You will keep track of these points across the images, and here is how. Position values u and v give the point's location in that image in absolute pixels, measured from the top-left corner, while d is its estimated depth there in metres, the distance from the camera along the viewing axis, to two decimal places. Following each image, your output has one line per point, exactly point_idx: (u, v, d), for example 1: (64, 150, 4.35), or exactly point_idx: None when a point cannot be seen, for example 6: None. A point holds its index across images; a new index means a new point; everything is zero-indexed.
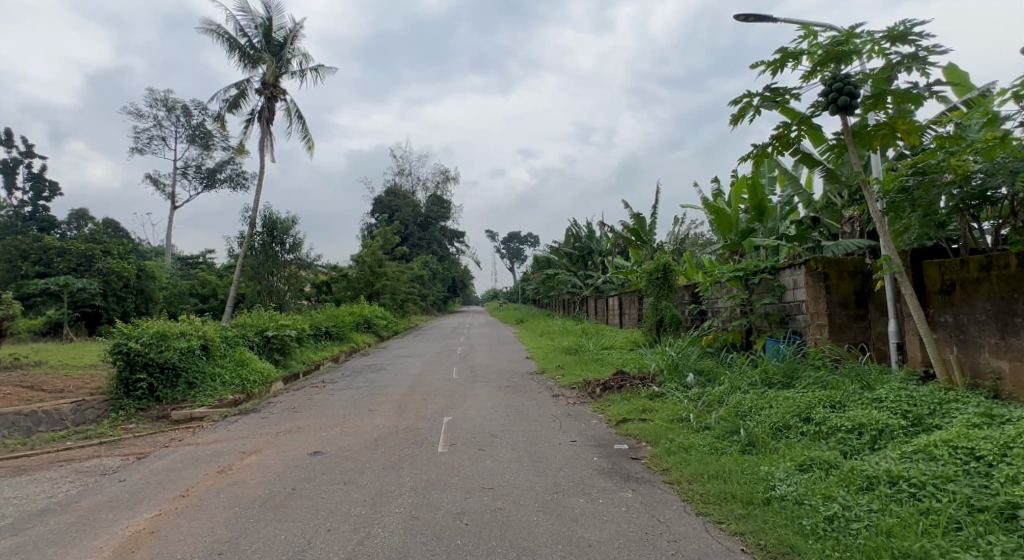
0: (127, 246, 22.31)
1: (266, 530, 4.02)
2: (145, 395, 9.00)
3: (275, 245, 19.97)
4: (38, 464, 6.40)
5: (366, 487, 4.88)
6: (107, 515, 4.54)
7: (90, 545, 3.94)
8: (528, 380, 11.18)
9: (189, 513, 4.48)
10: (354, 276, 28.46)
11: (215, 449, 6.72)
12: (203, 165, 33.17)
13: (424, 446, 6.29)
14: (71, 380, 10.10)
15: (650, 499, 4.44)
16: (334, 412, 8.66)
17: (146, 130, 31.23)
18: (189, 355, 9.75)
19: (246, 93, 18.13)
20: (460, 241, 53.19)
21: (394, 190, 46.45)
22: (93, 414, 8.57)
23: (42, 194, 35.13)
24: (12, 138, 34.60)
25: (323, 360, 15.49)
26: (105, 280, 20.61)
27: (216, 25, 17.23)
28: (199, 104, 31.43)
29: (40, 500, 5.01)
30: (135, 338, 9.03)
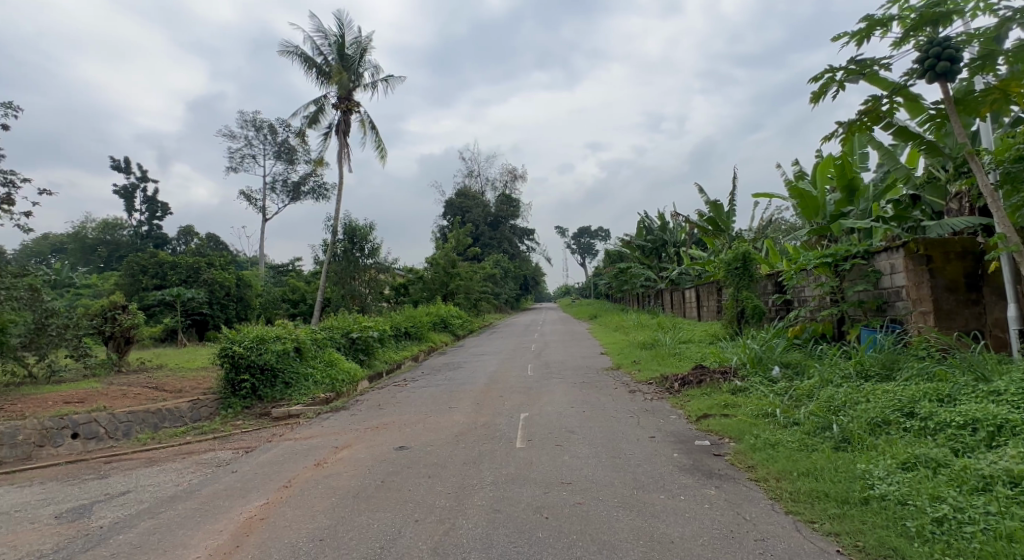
0: (227, 258, 24.20)
1: (360, 519, 4.29)
2: (249, 394, 9.78)
3: (355, 251, 21.07)
4: (165, 455, 7.16)
5: (450, 481, 5.09)
6: (223, 502, 5.02)
7: (213, 528, 4.38)
8: (603, 376, 11.11)
9: (293, 502, 4.86)
10: (429, 278, 29.40)
11: (311, 444, 7.23)
12: (289, 179, 35.38)
13: (503, 442, 6.43)
14: (187, 381, 11.19)
15: (735, 496, 4.32)
16: (417, 409, 9.01)
17: (239, 149, 33.80)
18: (285, 357, 10.48)
19: (324, 108, 19.20)
20: (530, 239, 53.56)
21: (465, 193, 47.44)
22: (207, 412, 9.47)
23: (155, 214, 38.92)
24: (130, 166, 38.62)
25: (404, 359, 16.17)
26: (210, 290, 22.48)
27: (294, 46, 18.37)
28: (284, 122, 33.59)
29: (169, 488, 5.62)
30: (238, 342, 9.81)
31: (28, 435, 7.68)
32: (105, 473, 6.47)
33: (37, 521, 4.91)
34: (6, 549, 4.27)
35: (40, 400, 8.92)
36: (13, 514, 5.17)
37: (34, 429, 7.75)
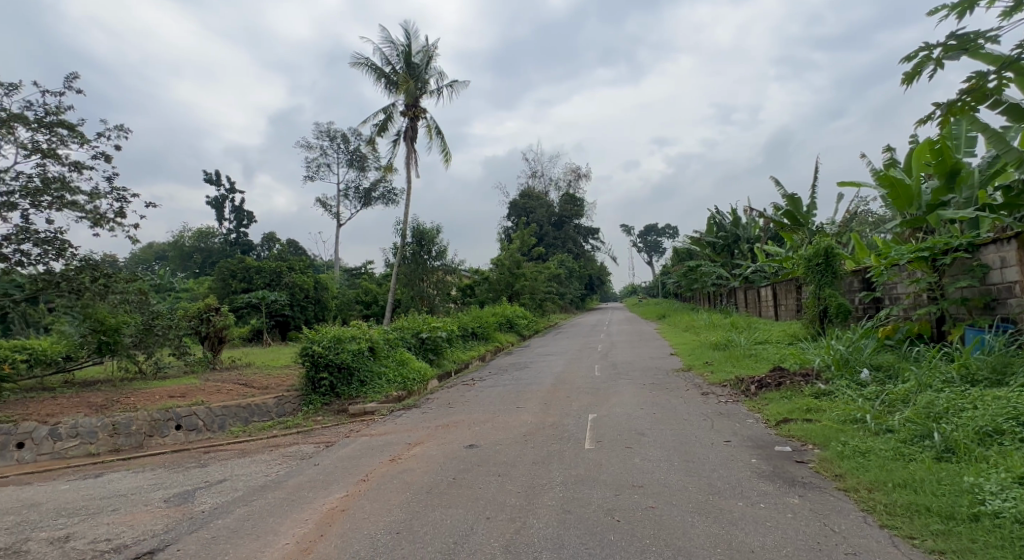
0: (306, 262, 25.55)
1: (434, 514, 4.40)
2: (328, 391, 10.27)
3: (423, 253, 21.65)
4: (254, 448, 7.66)
5: (519, 480, 5.12)
6: (308, 493, 5.31)
7: (299, 517, 4.64)
8: (674, 377, 10.80)
9: (370, 495, 5.07)
10: (494, 279, 29.74)
11: (386, 440, 7.49)
12: (361, 185, 36.87)
13: (572, 442, 6.40)
14: (273, 378, 11.92)
15: (821, 506, 4.07)
16: (486, 408, 9.13)
17: (315, 159, 35.58)
18: (360, 356, 10.91)
19: (393, 116, 19.86)
20: (595, 238, 52.97)
21: (529, 193, 47.53)
22: (290, 407, 10.05)
23: (242, 222, 41.68)
24: (219, 178, 41.60)
25: (471, 359, 16.45)
26: (291, 292, 23.83)
27: (365, 57, 19.14)
28: (355, 131, 35.05)
29: (260, 478, 6.02)
30: (318, 342, 10.34)
31: (138, 426, 8.47)
32: (204, 462, 7.02)
33: (148, 503, 5.40)
34: (123, 528, 4.71)
35: (148, 394, 9.80)
36: (129, 496, 5.71)
37: (143, 420, 8.53)
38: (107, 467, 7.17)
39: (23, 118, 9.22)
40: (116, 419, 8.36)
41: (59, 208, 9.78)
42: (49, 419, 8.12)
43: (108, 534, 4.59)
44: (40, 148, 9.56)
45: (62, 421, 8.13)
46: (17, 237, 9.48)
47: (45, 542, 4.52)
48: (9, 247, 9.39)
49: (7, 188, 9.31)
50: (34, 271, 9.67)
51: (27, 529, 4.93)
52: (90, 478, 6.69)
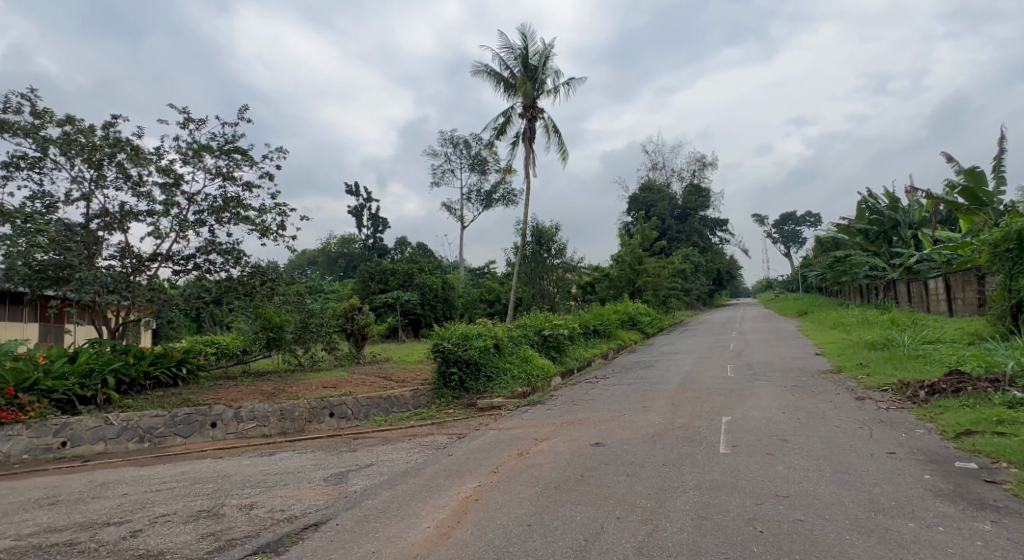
0: (434, 263, 27.02)
1: (564, 510, 4.41)
2: (458, 386, 10.75)
3: (543, 252, 21.88)
4: (395, 436, 8.26)
5: (649, 481, 4.95)
6: (443, 481, 5.60)
7: (437, 503, 4.91)
8: (821, 379, 9.81)
9: (501, 487, 5.21)
10: (615, 275, 29.23)
11: (514, 434, 7.68)
12: (482, 188, 38.18)
13: (705, 445, 6.07)
14: (408, 372, 12.77)
15: (1022, 536, 3.44)
16: (611, 406, 8.99)
17: (440, 165, 37.50)
18: (486, 353, 11.25)
19: (511, 119, 20.30)
20: (723, 230, 49.89)
21: (650, 186, 45.96)
22: (425, 400, 10.70)
23: (378, 227, 45.17)
24: (358, 189, 45.49)
25: (594, 357, 16.32)
26: (422, 293, 25.36)
27: (484, 65, 19.76)
28: (477, 136, 36.34)
29: (402, 464, 6.48)
30: (447, 339, 10.86)
31: (300, 411, 9.51)
32: (354, 447, 7.71)
33: (311, 481, 6.05)
34: (293, 501, 5.32)
35: (306, 384, 10.98)
36: (295, 473, 6.44)
37: (303, 407, 9.55)
38: (277, 447, 8.16)
39: (209, 147, 10.82)
40: (282, 405, 9.48)
41: (236, 222, 11.30)
42: (233, 403, 9.44)
43: (281, 506, 5.21)
44: (221, 172, 11.12)
45: (242, 405, 9.40)
46: (206, 248, 11.11)
47: (235, 508, 5.25)
48: (200, 257, 11.05)
49: (199, 207, 10.97)
50: (219, 277, 11.27)
51: (221, 495, 5.77)
52: (264, 456, 7.67)
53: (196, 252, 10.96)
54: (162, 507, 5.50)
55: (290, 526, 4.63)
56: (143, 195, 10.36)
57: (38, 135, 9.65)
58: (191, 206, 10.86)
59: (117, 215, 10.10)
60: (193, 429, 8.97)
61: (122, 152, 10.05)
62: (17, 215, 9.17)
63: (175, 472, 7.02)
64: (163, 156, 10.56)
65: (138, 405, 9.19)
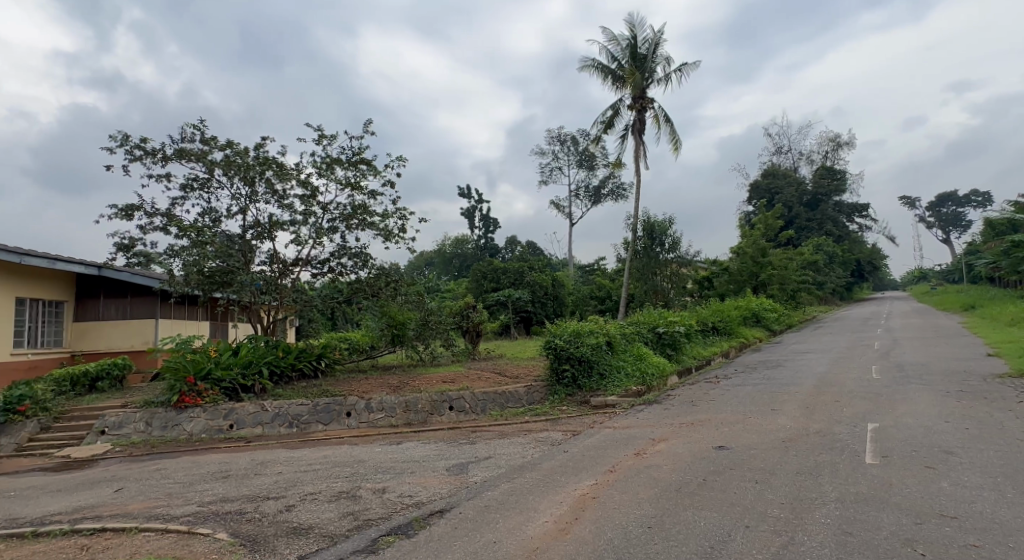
0: (544, 261, 27.23)
1: (686, 514, 4.25)
2: (571, 383, 10.74)
3: (656, 247, 21.17)
4: (511, 431, 8.46)
5: (783, 490, 4.60)
6: (560, 477, 5.64)
7: (555, 499, 4.95)
8: (994, 384, 8.49)
9: (619, 486, 5.14)
10: (736, 269, 27.53)
11: (631, 433, 7.52)
12: (591, 184, 37.80)
13: (848, 454, 5.52)
14: (522, 368, 13.03)
15: None
16: (735, 408, 8.48)
17: (548, 163, 37.72)
18: (598, 350, 11.12)
19: (620, 111, 19.87)
20: (863, 216, 44.94)
21: (774, 171, 42.61)
22: (539, 396, 10.83)
23: (490, 227, 46.47)
24: (470, 192, 47.15)
25: (713, 355, 15.49)
26: (533, 290, 25.59)
27: (592, 59, 19.55)
28: (584, 131, 36.03)
29: (519, 458, 6.63)
30: (559, 336, 10.92)
31: (422, 404, 10.10)
32: (473, 440, 8.02)
33: (435, 470, 6.39)
34: (419, 488, 5.66)
35: (428, 378, 11.59)
36: (420, 462, 6.84)
37: (426, 400, 10.14)
38: (403, 437, 8.71)
39: (339, 160, 11.81)
40: (407, 398, 10.11)
41: (363, 228, 12.22)
42: (364, 395, 10.25)
43: (409, 491, 5.57)
44: (350, 182, 12.09)
45: (373, 397, 10.16)
46: (339, 253, 12.15)
47: (370, 491, 5.69)
48: (334, 260, 12.10)
49: (332, 216, 12.01)
50: (350, 279, 12.26)
51: (357, 479, 6.29)
52: (392, 445, 8.21)
53: (331, 256, 12.02)
54: (309, 486, 6.12)
55: (418, 512, 4.93)
56: (286, 207, 11.57)
57: (205, 159, 11.14)
58: (325, 214, 11.93)
59: (266, 226, 11.37)
60: (332, 417, 9.85)
61: (269, 170, 11.30)
62: (191, 229, 10.68)
63: (318, 456, 7.76)
64: (302, 170, 11.72)
65: (286, 394, 10.30)
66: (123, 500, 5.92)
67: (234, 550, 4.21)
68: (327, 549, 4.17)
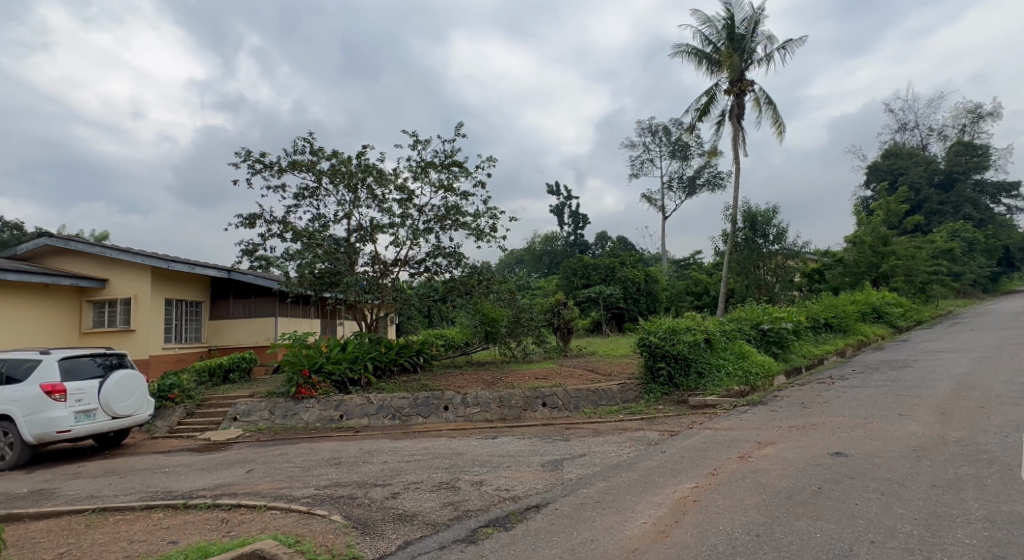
0: (636, 256, 26.60)
1: (799, 523, 3.99)
2: (667, 381, 10.41)
3: (759, 238, 20.16)
4: (605, 429, 8.38)
5: (915, 504, 4.18)
6: (658, 478, 5.50)
7: (653, 500, 4.84)
8: None
9: (723, 491, 4.92)
10: (852, 260, 25.27)
11: (734, 435, 7.17)
12: (685, 174, 36.37)
13: (995, 468, 4.90)
14: (615, 366, 12.82)
15: None
16: (853, 412, 7.81)
17: (639, 156, 36.77)
18: (696, 348, 10.70)
19: (715, 97, 18.96)
20: (1010, 196, 39.46)
21: (897, 151, 38.57)
22: (633, 394, 10.62)
23: (579, 223, 46.12)
24: (559, 189, 47.07)
25: (826, 354, 14.34)
26: (625, 286, 25.06)
27: (686, 45, 18.81)
28: (678, 120, 34.70)
29: (614, 456, 6.56)
30: (654, 334, 10.62)
31: (516, 400, 10.26)
32: (566, 437, 8.03)
33: (530, 465, 6.48)
34: (516, 482, 5.77)
35: (521, 375, 11.77)
36: (516, 457, 6.96)
37: (519, 396, 10.29)
38: (499, 432, 8.90)
39: (433, 164, 12.29)
40: (501, 394, 10.31)
41: (457, 228, 12.62)
42: (460, 390, 10.60)
43: (506, 485, 5.69)
44: (443, 184, 12.53)
45: (468, 392, 10.48)
46: (434, 253, 12.63)
47: (468, 483, 5.89)
48: (430, 260, 12.61)
49: (427, 217, 12.52)
50: (445, 278, 12.71)
51: (456, 471, 6.53)
52: (488, 439, 8.42)
53: (426, 256, 12.53)
54: (412, 475, 6.44)
55: (514, 505, 5.04)
56: (386, 211, 12.22)
57: (313, 169, 12.04)
58: (421, 216, 12.46)
59: (368, 229, 12.07)
60: (431, 410, 10.29)
61: (370, 176, 11.98)
62: (303, 234, 11.60)
63: (419, 447, 8.14)
64: (399, 175, 12.31)
65: (389, 387, 10.89)
66: (253, 480, 6.57)
67: (348, 532, 4.53)
68: (430, 537, 4.37)
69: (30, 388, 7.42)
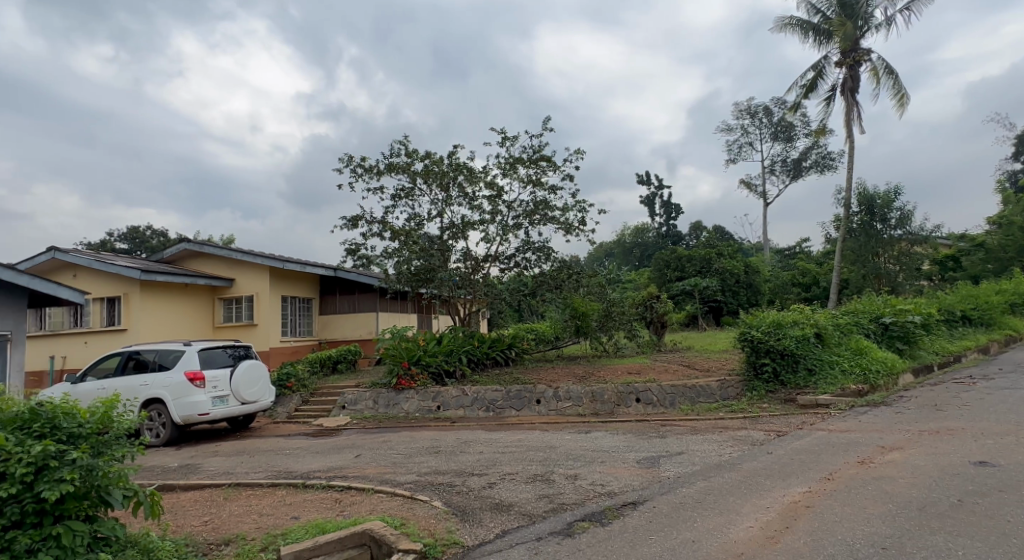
0: (735, 246, 25.22)
1: (935, 538, 3.61)
2: (772, 378, 9.79)
3: (877, 223, 18.40)
4: (704, 427, 8.04)
5: None
6: (765, 481, 5.20)
7: (760, 503, 4.58)
8: None
9: (841, 497, 4.56)
10: (994, 244, 22.30)
11: (851, 438, 6.61)
12: (789, 157, 33.97)
13: None
14: (714, 361, 12.26)
15: None
16: (997, 417, 6.92)
17: (737, 140, 34.80)
18: (805, 343, 9.98)
19: (824, 71, 17.50)
20: None
21: None
22: (734, 392, 10.09)
23: (671, 214, 44.56)
24: (650, 178, 45.68)
25: (963, 350, 12.81)
26: (722, 278, 23.81)
27: (791, 17, 17.52)
28: (780, 99, 32.43)
29: (715, 456, 6.29)
30: (756, 328, 10.02)
31: (609, 395, 10.13)
32: (664, 433, 7.82)
33: (626, 461, 6.38)
34: (611, 478, 5.70)
35: (613, 369, 11.61)
36: (610, 452, 6.87)
37: (612, 391, 10.15)
38: (592, 427, 8.83)
39: (521, 160, 12.40)
40: (594, 388, 10.22)
41: (545, 223, 12.66)
42: (552, 384, 10.63)
43: (601, 480, 5.64)
44: (531, 180, 12.60)
45: (560, 386, 10.49)
46: (524, 248, 12.75)
47: (563, 476, 5.90)
48: (520, 255, 12.73)
49: (517, 213, 12.64)
50: (534, 272, 12.79)
51: (551, 464, 6.56)
52: (582, 433, 8.39)
53: (516, 252, 12.69)
54: (508, 467, 6.56)
55: (610, 501, 4.98)
56: (476, 208, 12.50)
57: (408, 170, 12.57)
58: (511, 212, 12.62)
59: (460, 226, 12.42)
60: (524, 403, 10.40)
61: (461, 174, 12.31)
62: (401, 233, 12.15)
63: (514, 439, 8.27)
64: (489, 173, 12.54)
65: (483, 380, 11.17)
66: (362, 465, 7.01)
67: (449, 517, 4.72)
68: (527, 527, 4.44)
69: (175, 376, 8.40)
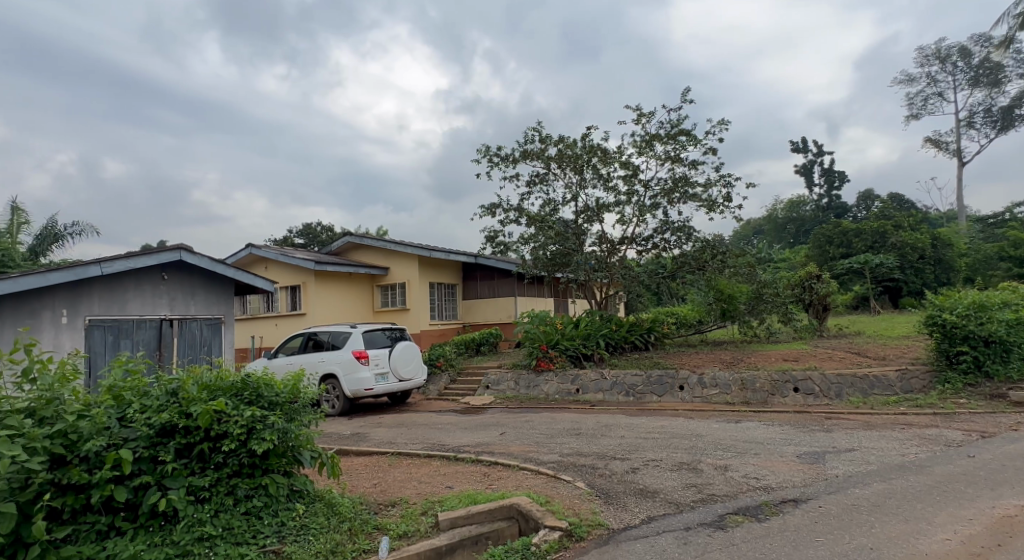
0: (918, 217, 21.80)
1: None
2: (971, 369, 8.34)
3: None
4: (881, 422, 7.08)
5: None
6: (965, 489, 4.43)
7: (960, 514, 3.91)
8: None
9: None
10: None
11: None
12: (994, 105, 28.49)
13: None
14: (891, 349, 10.76)
15: None
16: None
17: (921, 92, 29.95)
18: (1019, 329, 8.35)
19: None
20: None
21: None
22: (920, 384, 8.77)
23: (834, 184, 39.80)
24: (808, 145, 41.16)
25: None
26: (902, 254, 20.68)
27: None
28: (982, 38, 27.20)
29: (896, 456, 5.50)
30: (949, 310, 8.52)
31: (762, 383, 9.36)
32: (829, 427, 7.03)
33: (784, 455, 5.84)
34: (768, 472, 5.26)
35: (766, 355, 10.72)
36: (766, 445, 6.34)
37: (766, 378, 9.36)
38: (744, 416, 8.24)
39: (659, 136, 11.82)
40: (744, 375, 9.52)
41: (686, 201, 11.97)
42: (697, 370, 10.11)
43: (756, 474, 5.22)
44: (670, 156, 11.98)
45: (706, 373, 9.94)
46: (662, 228, 12.20)
47: (712, 467, 5.57)
48: (658, 236, 12.21)
49: (654, 192, 12.12)
50: (674, 253, 12.20)
51: (698, 453, 6.23)
52: (732, 422, 7.87)
53: (654, 232, 12.18)
54: (652, 453, 6.35)
55: (767, 496, 4.59)
56: (612, 189, 12.20)
57: (542, 156, 12.63)
58: (648, 192, 12.13)
59: (595, 209, 12.24)
60: (666, 389, 10.01)
61: (595, 156, 12.08)
62: (536, 219, 12.30)
63: (658, 426, 7.99)
64: (624, 152, 12.15)
65: (622, 364, 10.99)
66: (507, 442, 7.26)
67: (592, 499, 4.69)
68: (675, 515, 4.26)
69: (345, 354, 9.40)
